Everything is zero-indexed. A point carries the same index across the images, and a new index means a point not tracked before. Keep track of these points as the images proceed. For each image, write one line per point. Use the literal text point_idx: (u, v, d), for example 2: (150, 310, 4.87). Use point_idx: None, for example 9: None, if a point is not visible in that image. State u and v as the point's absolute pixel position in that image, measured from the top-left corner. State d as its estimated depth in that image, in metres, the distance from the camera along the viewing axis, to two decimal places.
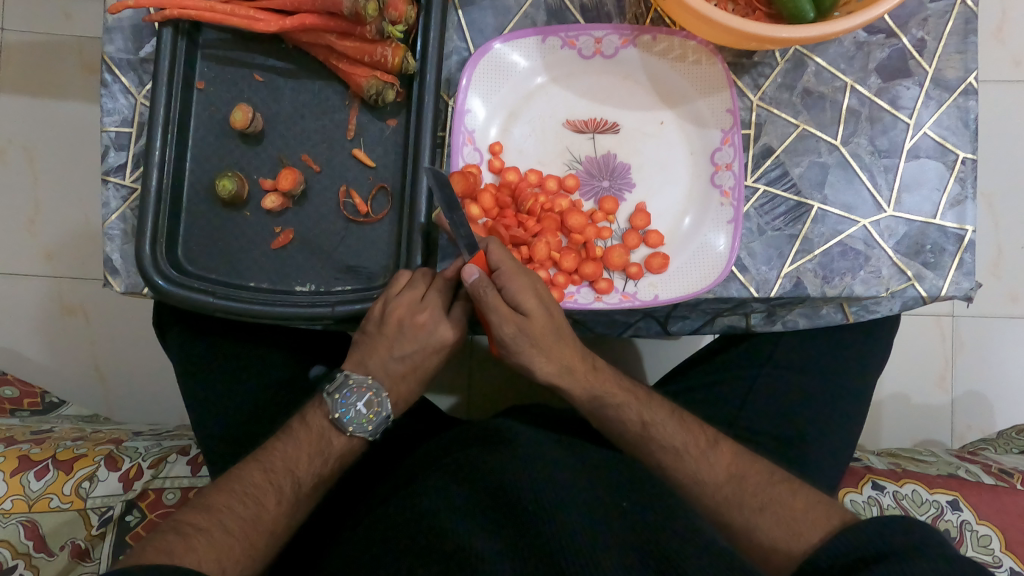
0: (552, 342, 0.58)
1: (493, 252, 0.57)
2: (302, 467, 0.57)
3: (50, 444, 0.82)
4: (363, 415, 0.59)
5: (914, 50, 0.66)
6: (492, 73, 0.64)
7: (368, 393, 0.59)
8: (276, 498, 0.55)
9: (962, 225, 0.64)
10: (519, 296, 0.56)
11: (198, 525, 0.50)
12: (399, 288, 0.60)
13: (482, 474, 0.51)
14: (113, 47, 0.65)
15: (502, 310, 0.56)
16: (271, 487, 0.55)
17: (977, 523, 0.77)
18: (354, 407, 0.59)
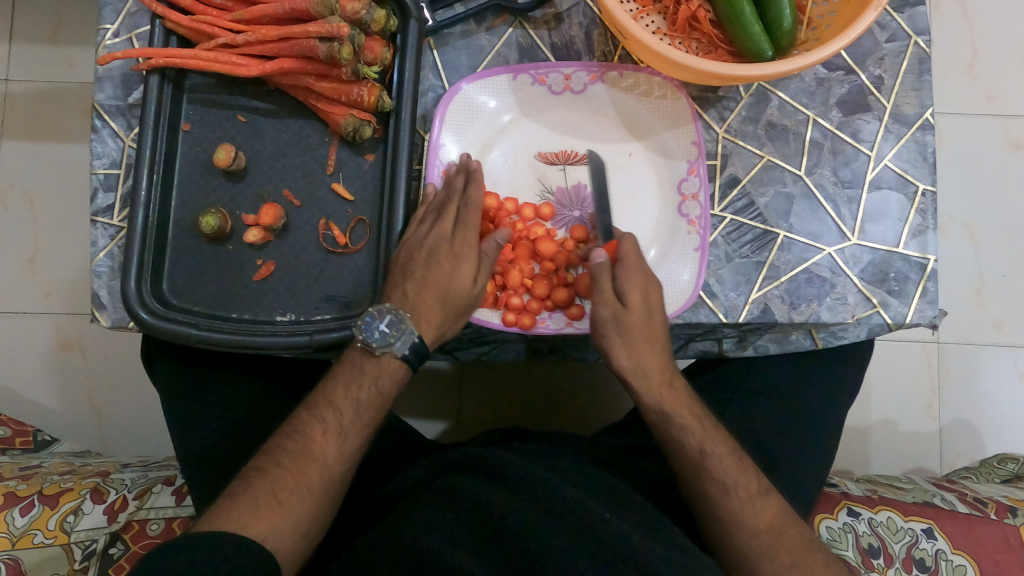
0: (638, 339, 0.61)
1: (623, 247, 0.63)
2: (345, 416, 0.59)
3: (37, 480, 0.82)
4: (388, 335, 0.59)
5: (873, 87, 0.69)
6: (465, 110, 0.67)
7: (389, 314, 0.59)
8: (325, 437, 0.58)
9: (925, 254, 0.66)
10: (628, 288, 0.61)
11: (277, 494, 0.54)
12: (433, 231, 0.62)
13: (465, 497, 0.53)
14: (103, 94, 0.68)
15: (608, 291, 0.61)
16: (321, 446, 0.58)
17: (952, 552, 0.78)
18: (377, 329, 0.59)
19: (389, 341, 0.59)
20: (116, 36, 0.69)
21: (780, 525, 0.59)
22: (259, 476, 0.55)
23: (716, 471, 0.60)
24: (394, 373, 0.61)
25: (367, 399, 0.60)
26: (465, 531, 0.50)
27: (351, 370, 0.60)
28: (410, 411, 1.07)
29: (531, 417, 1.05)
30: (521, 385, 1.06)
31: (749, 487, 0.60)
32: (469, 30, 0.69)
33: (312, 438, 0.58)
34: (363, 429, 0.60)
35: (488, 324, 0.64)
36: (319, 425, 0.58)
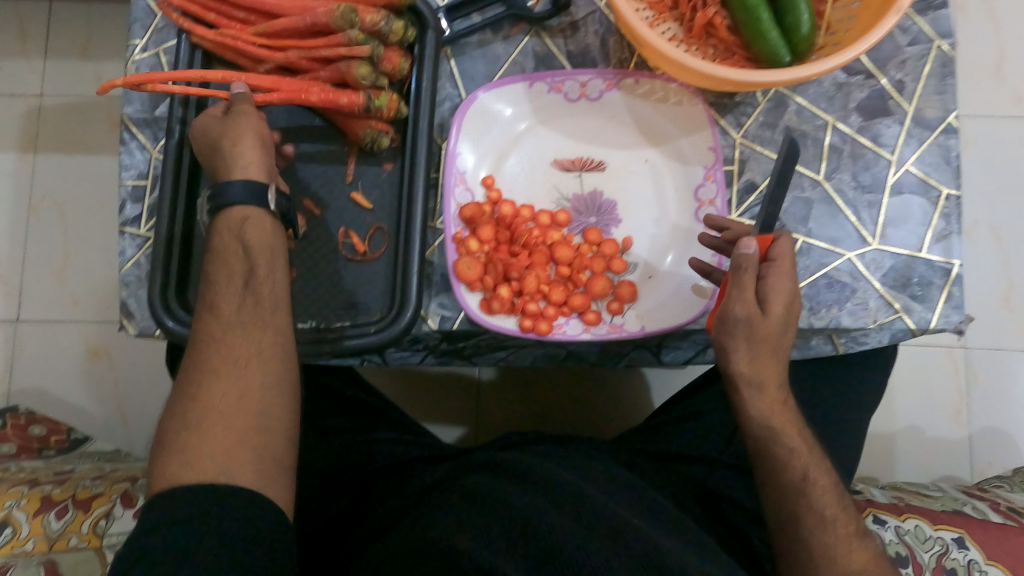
0: (765, 349, 0.55)
1: (778, 245, 0.56)
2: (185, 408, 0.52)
3: (70, 485, 0.84)
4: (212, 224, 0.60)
5: (894, 90, 0.68)
6: (482, 119, 0.68)
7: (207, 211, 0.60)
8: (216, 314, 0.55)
9: (949, 259, 0.65)
10: (773, 293, 0.55)
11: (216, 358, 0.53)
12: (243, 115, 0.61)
13: (485, 495, 0.53)
14: (131, 107, 0.70)
15: (749, 290, 0.55)
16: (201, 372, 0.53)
17: (985, 564, 0.76)
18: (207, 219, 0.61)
19: (221, 190, 0.57)
20: (144, 51, 0.71)
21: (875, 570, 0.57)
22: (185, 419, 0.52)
23: (816, 501, 0.57)
24: (239, 218, 0.57)
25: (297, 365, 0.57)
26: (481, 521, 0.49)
27: (226, 226, 0.57)
28: (430, 416, 1.07)
29: (551, 420, 1.06)
30: (540, 388, 1.06)
31: (847, 525, 0.58)
32: (486, 39, 0.70)
33: (217, 290, 0.56)
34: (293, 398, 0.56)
35: (505, 330, 0.64)
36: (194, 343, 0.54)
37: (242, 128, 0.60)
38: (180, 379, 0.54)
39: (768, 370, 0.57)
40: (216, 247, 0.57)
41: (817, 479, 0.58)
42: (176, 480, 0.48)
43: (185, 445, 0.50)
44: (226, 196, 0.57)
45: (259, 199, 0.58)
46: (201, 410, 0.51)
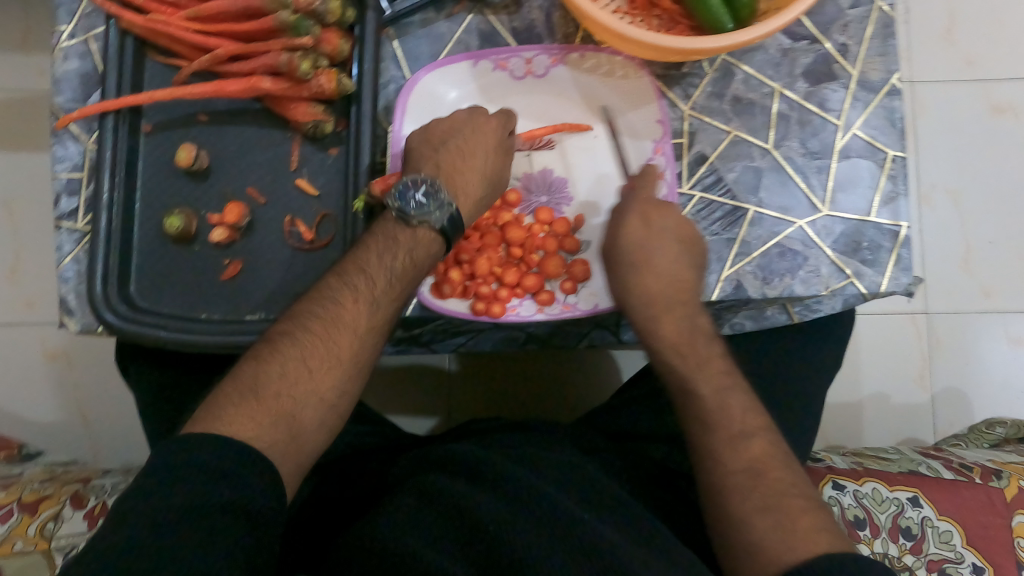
0: (620, 267, 0.64)
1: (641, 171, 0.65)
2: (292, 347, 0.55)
3: (16, 488, 0.80)
4: (423, 205, 0.59)
5: (838, 55, 0.67)
6: (425, 100, 0.67)
7: (424, 186, 0.60)
8: (357, 305, 0.57)
9: (897, 221, 0.65)
10: (626, 214, 0.63)
11: (335, 296, 0.57)
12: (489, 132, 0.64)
13: (444, 500, 0.53)
14: (62, 98, 0.68)
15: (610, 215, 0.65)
16: (333, 304, 0.57)
17: (938, 519, 0.78)
18: (412, 198, 0.59)
19: (430, 205, 0.60)
20: (71, 38, 0.68)
21: (758, 467, 0.55)
22: (271, 347, 0.55)
23: (720, 437, 0.57)
24: (430, 248, 0.60)
25: (400, 267, 0.59)
26: (447, 536, 0.50)
27: (389, 238, 0.59)
28: (402, 410, 1.07)
29: (520, 406, 1.05)
30: (509, 374, 1.06)
31: (729, 428, 0.57)
32: (428, 18, 0.68)
33: (369, 259, 0.58)
34: (392, 300, 0.59)
35: (457, 313, 0.63)
36: (306, 328, 0.56)
37: (477, 144, 0.63)
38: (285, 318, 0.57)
39: (652, 284, 0.63)
40: (382, 232, 0.60)
41: (706, 393, 0.60)
42: (252, 425, 0.51)
43: (264, 383, 0.53)
44: (424, 216, 0.59)
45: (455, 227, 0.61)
46: (290, 359, 0.54)
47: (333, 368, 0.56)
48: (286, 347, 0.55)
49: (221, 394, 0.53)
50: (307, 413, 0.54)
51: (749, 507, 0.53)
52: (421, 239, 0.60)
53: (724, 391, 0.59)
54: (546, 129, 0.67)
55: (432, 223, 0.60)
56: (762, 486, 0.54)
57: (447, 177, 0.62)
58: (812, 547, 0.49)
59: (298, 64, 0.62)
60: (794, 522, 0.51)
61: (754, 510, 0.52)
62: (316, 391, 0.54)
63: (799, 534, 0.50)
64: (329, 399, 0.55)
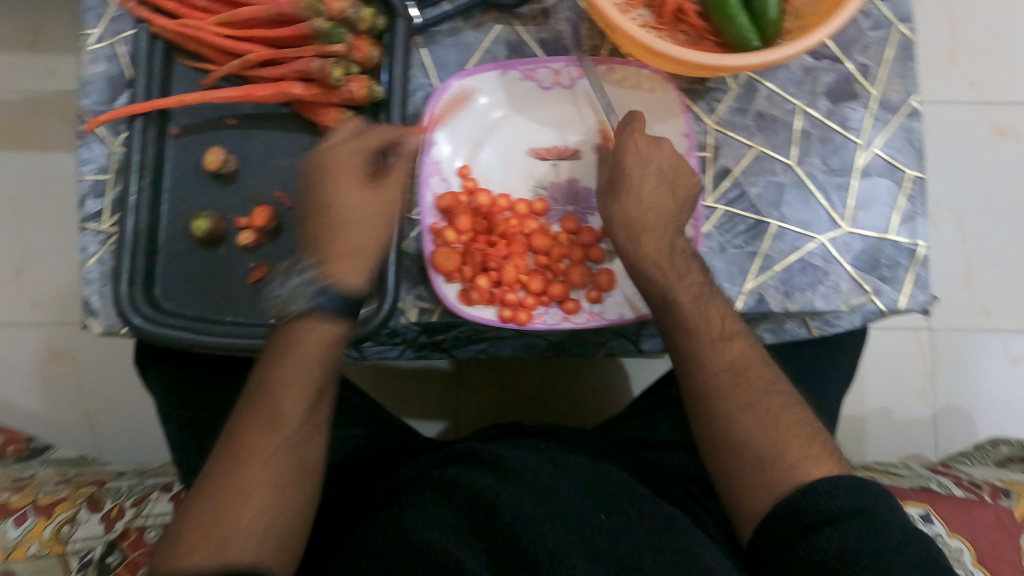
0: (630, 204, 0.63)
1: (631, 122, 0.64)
2: (248, 447, 0.57)
3: (30, 490, 0.79)
4: (290, 300, 0.61)
5: (859, 74, 0.69)
6: (457, 106, 0.67)
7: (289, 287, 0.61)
8: (255, 465, 0.56)
9: (914, 239, 0.66)
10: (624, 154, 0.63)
11: (255, 442, 0.57)
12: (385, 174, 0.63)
13: (460, 492, 0.54)
14: (89, 99, 0.67)
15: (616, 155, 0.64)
16: (234, 424, 0.58)
17: (949, 536, 0.78)
18: (288, 294, 0.61)
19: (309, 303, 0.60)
20: (99, 40, 0.68)
21: (740, 366, 0.59)
22: (228, 457, 0.57)
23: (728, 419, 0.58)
24: (322, 331, 0.59)
25: (303, 367, 0.59)
26: (465, 527, 0.51)
27: (303, 334, 0.59)
28: (410, 414, 1.06)
29: (529, 413, 1.06)
30: (520, 381, 1.06)
31: (711, 331, 0.60)
32: (457, 27, 0.69)
33: (273, 375, 0.59)
34: (303, 398, 0.59)
35: (484, 320, 0.64)
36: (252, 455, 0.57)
37: (346, 201, 0.62)
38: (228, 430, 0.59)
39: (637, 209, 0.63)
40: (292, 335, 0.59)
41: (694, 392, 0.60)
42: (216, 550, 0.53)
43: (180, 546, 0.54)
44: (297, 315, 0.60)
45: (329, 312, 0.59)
46: (238, 479, 0.56)
47: (282, 466, 0.57)
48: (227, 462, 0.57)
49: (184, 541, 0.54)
50: (257, 516, 0.55)
51: (733, 406, 0.58)
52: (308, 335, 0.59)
53: (702, 298, 0.61)
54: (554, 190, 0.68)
55: (320, 319, 0.59)
56: (741, 389, 0.59)
57: (324, 244, 0.62)
58: (798, 454, 0.56)
59: (330, 71, 0.62)
60: (774, 420, 0.57)
61: (738, 407, 0.58)
62: (235, 536, 0.54)
63: (782, 436, 0.56)
64: (290, 519, 0.57)
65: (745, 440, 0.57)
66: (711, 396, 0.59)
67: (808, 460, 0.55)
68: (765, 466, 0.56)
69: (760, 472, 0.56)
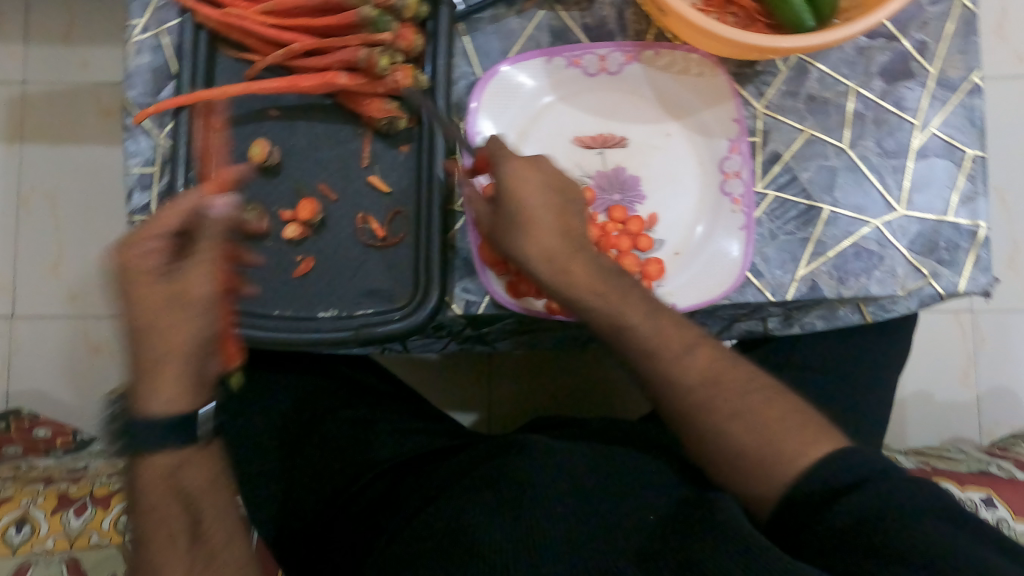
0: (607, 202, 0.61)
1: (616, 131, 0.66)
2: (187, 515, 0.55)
3: (87, 482, 0.81)
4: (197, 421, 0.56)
5: (916, 53, 0.66)
6: (501, 95, 0.66)
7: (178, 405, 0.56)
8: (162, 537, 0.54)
9: (975, 221, 0.65)
10: None
11: (183, 496, 0.55)
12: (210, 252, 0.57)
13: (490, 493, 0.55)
14: (134, 92, 0.67)
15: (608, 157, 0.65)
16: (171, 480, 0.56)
17: (1014, 521, 0.75)
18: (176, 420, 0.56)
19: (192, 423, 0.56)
20: (144, 31, 0.67)
21: (713, 375, 0.55)
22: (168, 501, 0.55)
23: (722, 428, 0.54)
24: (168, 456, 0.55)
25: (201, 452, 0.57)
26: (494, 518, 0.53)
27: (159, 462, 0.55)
28: (445, 402, 1.07)
29: (562, 403, 1.06)
30: (553, 370, 1.06)
31: (670, 348, 0.56)
32: (500, 14, 0.68)
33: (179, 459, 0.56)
34: (214, 470, 0.57)
35: (533, 312, 0.64)
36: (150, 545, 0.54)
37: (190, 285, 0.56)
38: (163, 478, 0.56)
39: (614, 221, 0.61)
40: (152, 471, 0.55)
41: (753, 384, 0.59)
42: None
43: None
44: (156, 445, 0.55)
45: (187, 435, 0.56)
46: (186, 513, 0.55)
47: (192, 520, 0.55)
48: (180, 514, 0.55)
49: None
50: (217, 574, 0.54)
51: (721, 419, 0.54)
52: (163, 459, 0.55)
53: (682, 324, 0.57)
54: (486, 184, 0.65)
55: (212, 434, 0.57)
56: (726, 401, 0.54)
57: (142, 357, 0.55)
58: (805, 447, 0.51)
59: (377, 60, 0.62)
60: (767, 420, 0.53)
61: (727, 417, 0.54)
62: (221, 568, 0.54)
63: (778, 435, 0.52)
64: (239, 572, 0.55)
65: (742, 449, 0.53)
66: (694, 414, 0.55)
67: (806, 444, 0.51)
68: (779, 469, 0.51)
69: (765, 473, 0.52)
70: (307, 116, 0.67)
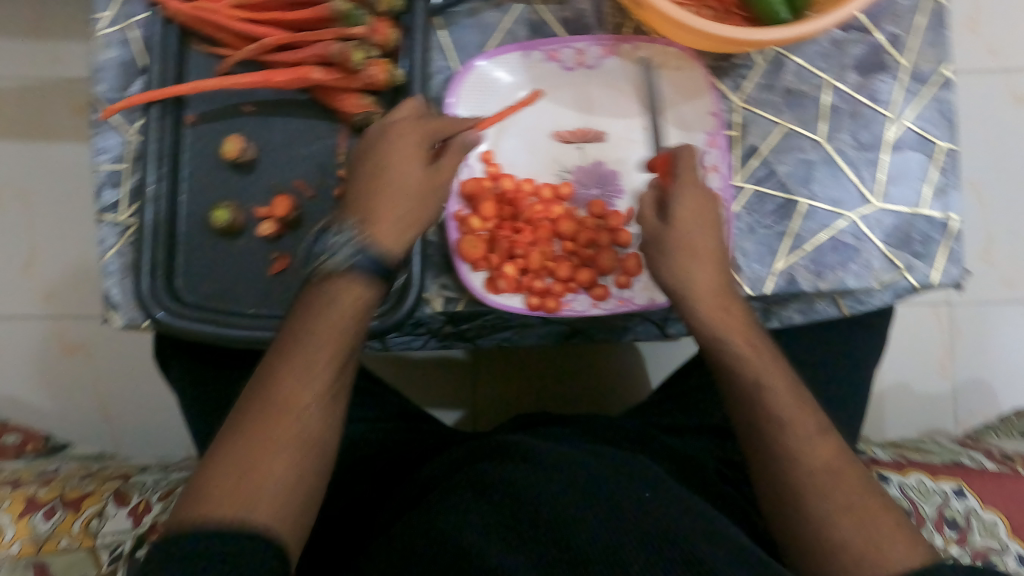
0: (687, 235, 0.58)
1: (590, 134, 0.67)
2: (295, 389, 0.49)
3: (57, 485, 0.79)
4: (338, 255, 0.53)
5: (890, 45, 0.67)
6: (479, 89, 0.65)
7: (346, 239, 0.53)
8: (294, 380, 0.50)
9: (946, 213, 0.65)
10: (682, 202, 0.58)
11: (290, 371, 0.50)
12: (402, 116, 0.59)
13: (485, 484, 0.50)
14: (102, 86, 0.65)
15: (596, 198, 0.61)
16: (299, 355, 0.50)
17: (984, 510, 0.76)
18: (335, 253, 0.53)
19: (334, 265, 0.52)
20: (110, 25, 0.65)
21: (836, 466, 0.51)
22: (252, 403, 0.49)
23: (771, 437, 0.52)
24: (347, 300, 0.52)
25: (341, 334, 0.52)
26: (490, 518, 0.48)
27: (318, 298, 0.52)
28: (427, 399, 1.06)
29: (547, 400, 1.05)
30: (538, 368, 1.05)
31: (792, 420, 0.52)
32: (476, 7, 0.67)
33: (302, 325, 0.51)
34: (338, 373, 0.51)
35: (512, 309, 0.63)
36: (283, 373, 0.50)
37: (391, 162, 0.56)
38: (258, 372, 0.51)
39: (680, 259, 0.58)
40: (300, 316, 0.52)
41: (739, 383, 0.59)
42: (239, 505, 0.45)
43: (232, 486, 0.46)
44: (343, 266, 0.52)
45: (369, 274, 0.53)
46: (281, 411, 0.49)
47: (305, 395, 0.49)
48: (277, 395, 0.49)
49: (205, 488, 0.47)
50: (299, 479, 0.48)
51: (831, 509, 0.49)
52: (335, 284, 0.52)
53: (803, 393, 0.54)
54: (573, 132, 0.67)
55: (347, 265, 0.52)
56: (836, 489, 0.50)
57: (370, 203, 0.56)
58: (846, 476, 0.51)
59: (350, 54, 0.61)
60: (875, 522, 0.48)
61: (835, 510, 0.49)
62: (272, 484, 0.47)
63: (884, 536, 0.48)
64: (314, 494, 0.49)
65: (840, 543, 0.48)
66: (794, 495, 0.50)
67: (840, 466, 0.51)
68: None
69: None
70: (282, 111, 0.66)
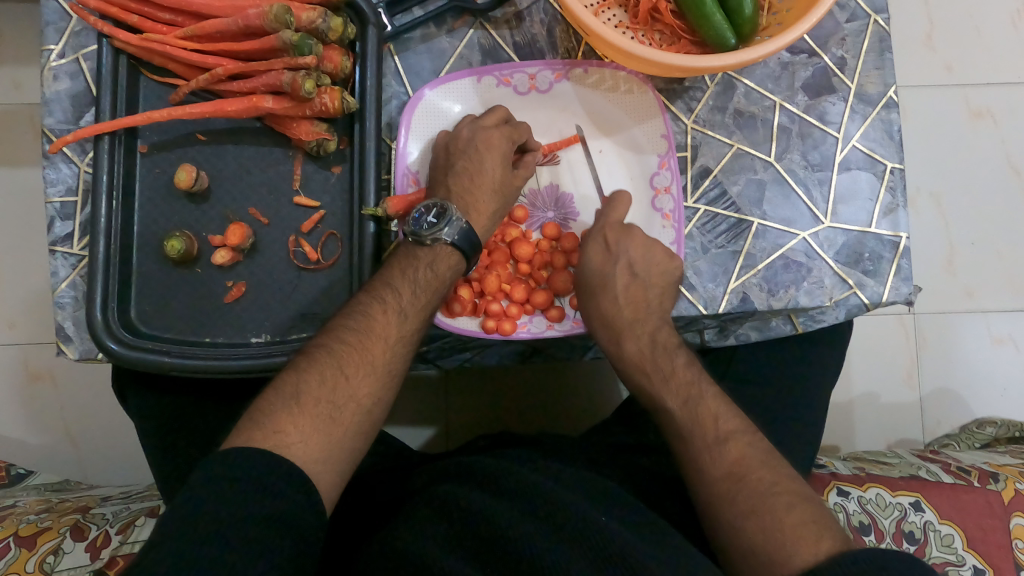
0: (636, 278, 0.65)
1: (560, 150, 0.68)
2: (379, 327, 0.57)
3: (12, 522, 0.77)
4: (434, 225, 0.60)
5: (836, 68, 0.68)
6: (430, 118, 0.67)
7: (435, 208, 0.61)
8: (386, 316, 0.57)
9: (896, 232, 0.66)
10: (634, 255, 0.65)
11: (373, 313, 0.57)
12: (495, 120, 0.65)
13: (458, 505, 0.52)
14: (52, 119, 0.66)
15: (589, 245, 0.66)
16: (377, 301, 0.58)
17: (939, 523, 0.79)
18: (425, 220, 0.61)
19: (437, 230, 0.60)
20: (61, 57, 0.66)
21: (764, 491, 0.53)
22: (322, 350, 0.55)
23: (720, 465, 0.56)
24: (449, 262, 0.61)
25: (425, 280, 0.60)
26: (463, 537, 0.50)
27: (406, 257, 0.60)
28: (399, 418, 1.06)
29: (517, 417, 1.05)
30: (509, 384, 1.05)
31: (706, 443, 0.57)
32: (429, 33, 0.67)
33: (391, 275, 0.59)
34: (420, 313, 0.59)
35: (469, 332, 0.64)
36: (378, 306, 0.58)
37: (486, 160, 0.63)
38: (331, 322, 0.58)
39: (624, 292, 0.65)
40: (382, 274, 0.60)
41: (676, 406, 0.60)
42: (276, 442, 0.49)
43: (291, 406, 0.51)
44: (431, 235, 0.60)
45: (473, 244, 0.62)
46: (337, 364, 0.54)
47: (388, 335, 0.57)
48: (356, 328, 0.56)
49: (264, 403, 0.52)
50: (346, 420, 0.53)
51: (735, 508, 0.53)
52: (422, 250, 0.61)
53: (692, 400, 0.60)
54: (561, 144, 0.68)
55: (446, 240, 0.61)
56: (739, 483, 0.54)
57: (460, 200, 0.64)
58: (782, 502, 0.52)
59: (301, 84, 0.60)
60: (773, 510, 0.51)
61: (742, 514, 0.52)
62: (354, 397, 0.54)
63: (784, 528, 0.50)
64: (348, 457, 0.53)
65: (746, 541, 0.51)
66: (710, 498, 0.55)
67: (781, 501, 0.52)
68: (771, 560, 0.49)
69: (762, 558, 0.50)
70: (235, 139, 0.66)
